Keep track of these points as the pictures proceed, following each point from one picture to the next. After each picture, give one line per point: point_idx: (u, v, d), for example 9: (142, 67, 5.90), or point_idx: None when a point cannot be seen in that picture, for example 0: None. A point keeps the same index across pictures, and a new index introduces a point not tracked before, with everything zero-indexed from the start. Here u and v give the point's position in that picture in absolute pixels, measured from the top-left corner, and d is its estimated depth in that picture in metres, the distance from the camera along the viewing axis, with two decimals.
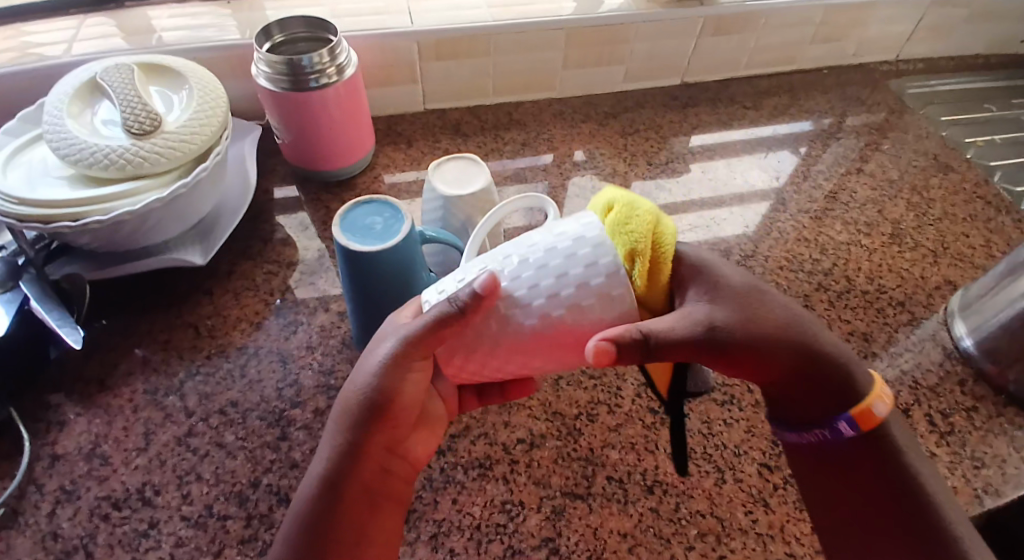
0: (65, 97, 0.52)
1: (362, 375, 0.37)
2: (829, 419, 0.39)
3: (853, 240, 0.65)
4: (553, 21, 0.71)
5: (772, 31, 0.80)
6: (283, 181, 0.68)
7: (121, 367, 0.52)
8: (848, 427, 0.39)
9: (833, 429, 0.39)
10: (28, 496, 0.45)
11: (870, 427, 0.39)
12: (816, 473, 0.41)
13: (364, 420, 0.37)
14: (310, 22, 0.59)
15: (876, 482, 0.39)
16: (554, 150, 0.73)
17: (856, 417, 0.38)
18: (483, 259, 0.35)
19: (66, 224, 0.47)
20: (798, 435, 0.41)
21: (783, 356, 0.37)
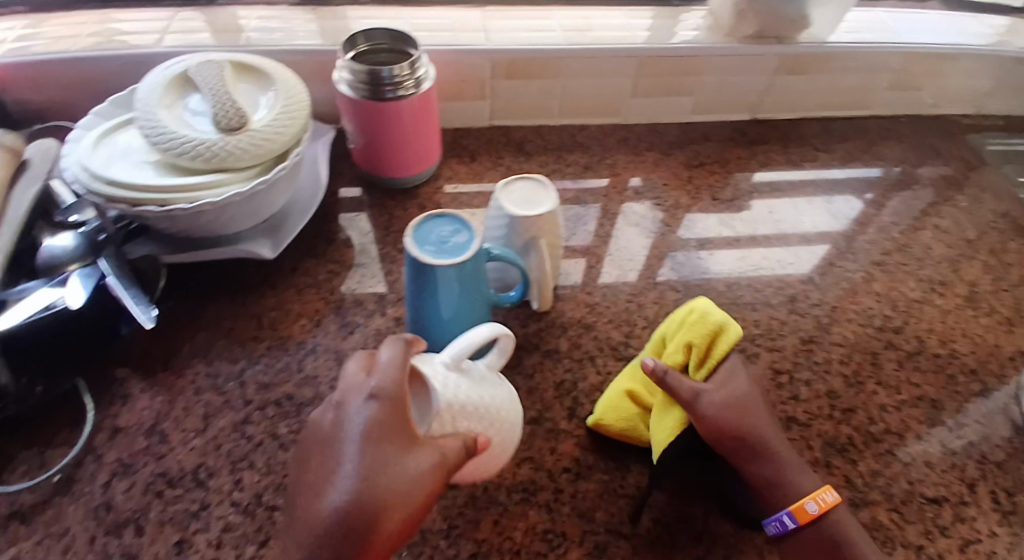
0: (160, 87, 0.54)
1: (373, 505, 0.33)
2: (773, 514, 0.41)
3: (923, 298, 0.62)
4: (628, 50, 0.71)
5: (849, 74, 0.79)
6: (350, 183, 0.69)
7: (185, 349, 0.54)
8: (788, 521, 0.40)
9: (777, 523, 0.40)
10: (86, 465, 0.46)
11: (810, 519, 0.40)
12: None
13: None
14: (393, 35, 0.61)
15: None
16: (616, 176, 0.73)
17: (796, 511, 0.40)
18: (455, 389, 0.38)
19: (152, 209, 0.49)
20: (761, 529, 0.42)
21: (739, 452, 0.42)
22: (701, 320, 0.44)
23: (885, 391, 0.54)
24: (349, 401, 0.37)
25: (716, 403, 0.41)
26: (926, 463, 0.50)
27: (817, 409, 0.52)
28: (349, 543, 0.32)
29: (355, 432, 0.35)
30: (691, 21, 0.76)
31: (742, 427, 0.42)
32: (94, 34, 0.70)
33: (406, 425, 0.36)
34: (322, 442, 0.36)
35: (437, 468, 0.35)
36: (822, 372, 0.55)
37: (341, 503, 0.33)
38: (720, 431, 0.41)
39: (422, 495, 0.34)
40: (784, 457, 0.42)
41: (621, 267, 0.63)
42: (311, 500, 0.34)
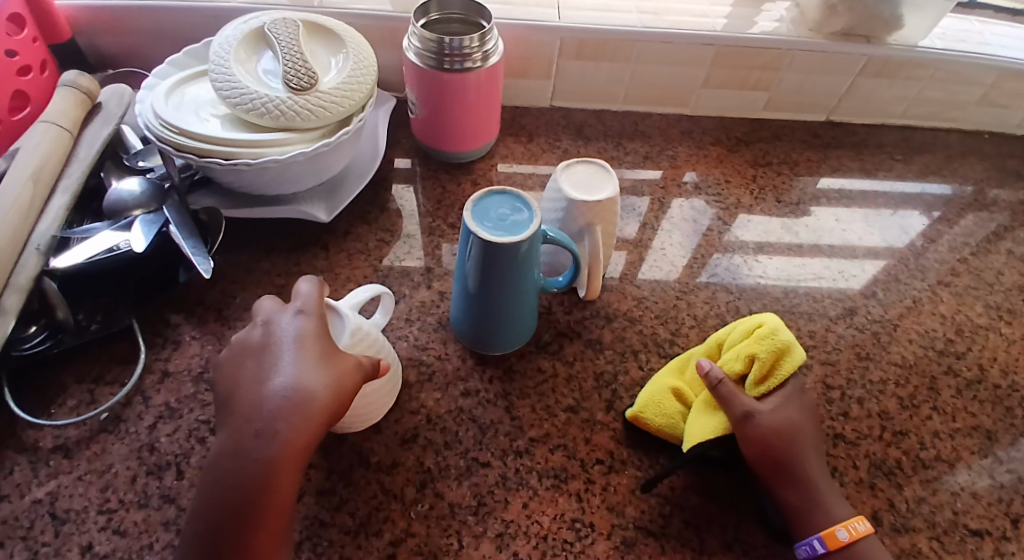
0: (235, 41, 0.55)
1: (311, 392, 0.36)
2: (803, 536, 0.41)
3: (990, 326, 0.59)
4: (705, 38, 0.69)
5: (936, 83, 0.74)
6: (406, 153, 0.69)
7: (236, 302, 0.55)
8: (817, 545, 0.40)
9: (807, 547, 0.40)
10: (133, 405, 0.48)
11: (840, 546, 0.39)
12: None
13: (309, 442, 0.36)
14: (467, 5, 0.60)
15: None
16: (676, 168, 0.71)
17: (826, 538, 0.40)
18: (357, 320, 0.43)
19: (218, 162, 0.50)
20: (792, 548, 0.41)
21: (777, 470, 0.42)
22: (770, 335, 0.44)
23: (941, 418, 0.52)
24: (276, 320, 0.40)
25: (769, 426, 0.42)
26: (972, 494, 0.48)
27: (866, 428, 0.50)
28: (292, 417, 0.36)
29: (285, 339, 0.39)
30: (774, 13, 0.73)
31: (789, 450, 0.42)
32: None
33: (328, 340, 0.40)
34: (252, 351, 0.39)
35: (357, 368, 0.39)
36: (875, 391, 0.53)
37: (282, 391, 0.36)
38: (764, 451, 0.41)
39: (348, 391, 0.38)
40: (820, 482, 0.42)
41: (673, 263, 0.61)
42: (249, 393, 0.37)
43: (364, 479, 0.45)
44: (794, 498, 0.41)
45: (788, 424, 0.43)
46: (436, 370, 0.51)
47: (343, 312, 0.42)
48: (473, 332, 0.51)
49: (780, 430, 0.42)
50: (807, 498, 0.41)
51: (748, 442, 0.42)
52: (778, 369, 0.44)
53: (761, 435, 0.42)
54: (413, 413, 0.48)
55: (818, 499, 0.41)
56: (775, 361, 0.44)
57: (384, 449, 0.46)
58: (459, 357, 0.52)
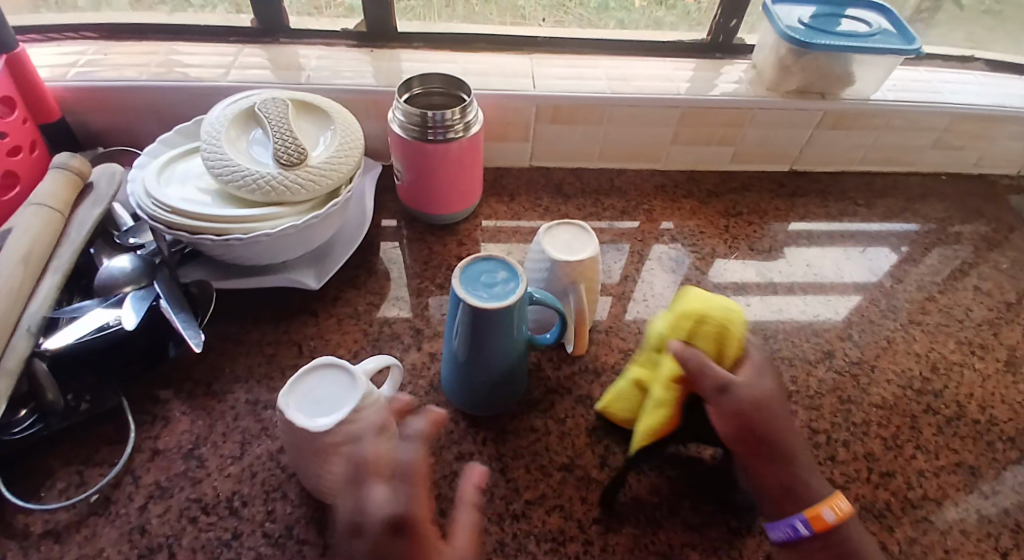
0: (226, 120, 0.57)
1: None
2: (786, 516, 0.41)
3: (964, 362, 0.61)
4: (671, 100, 0.73)
5: (891, 132, 0.79)
6: (392, 217, 0.72)
7: (227, 374, 0.55)
8: (801, 527, 0.40)
9: (790, 527, 0.40)
10: (123, 486, 0.47)
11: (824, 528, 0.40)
12: None
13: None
14: (447, 80, 0.64)
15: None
16: (651, 222, 0.74)
17: (809, 519, 0.40)
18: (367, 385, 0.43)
19: (210, 238, 0.52)
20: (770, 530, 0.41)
21: (752, 446, 0.41)
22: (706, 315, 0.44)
23: (925, 456, 0.53)
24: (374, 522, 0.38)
25: (742, 401, 0.41)
26: (962, 532, 0.49)
27: (854, 471, 0.51)
28: None
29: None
30: (733, 74, 0.78)
31: (769, 426, 0.41)
32: (160, 65, 0.73)
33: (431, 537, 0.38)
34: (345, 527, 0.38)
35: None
36: (859, 433, 0.54)
37: None
38: (743, 427, 0.41)
39: None
40: (798, 457, 0.42)
41: (656, 312, 0.63)
42: None
43: None
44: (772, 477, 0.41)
45: (760, 396, 0.42)
46: None
47: (355, 374, 0.43)
48: (463, 394, 0.51)
49: (756, 404, 0.41)
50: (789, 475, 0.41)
51: (721, 417, 0.42)
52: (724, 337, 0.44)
53: (733, 413, 0.41)
54: None
55: (799, 474, 0.41)
56: (723, 338, 0.44)
57: None
58: (451, 419, 0.53)
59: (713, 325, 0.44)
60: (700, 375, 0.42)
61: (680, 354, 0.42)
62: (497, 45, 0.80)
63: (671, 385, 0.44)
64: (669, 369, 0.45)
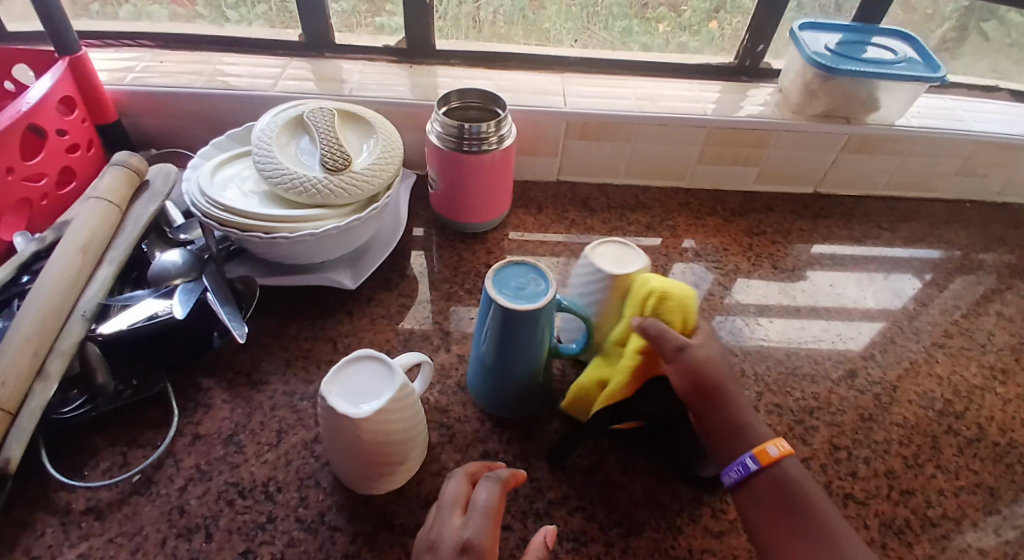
0: (275, 126, 0.61)
1: None
2: (737, 458, 0.44)
3: (986, 385, 0.62)
4: (697, 121, 0.75)
5: (915, 157, 0.80)
6: (424, 224, 0.74)
7: (264, 366, 0.58)
8: (750, 463, 0.43)
9: (741, 465, 0.43)
10: (165, 468, 0.50)
11: (769, 464, 0.43)
12: (755, 516, 0.42)
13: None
14: (484, 95, 0.67)
15: (796, 511, 0.41)
16: (674, 237, 0.76)
17: (756, 455, 0.43)
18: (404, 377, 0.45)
19: (258, 236, 0.54)
20: (725, 476, 0.44)
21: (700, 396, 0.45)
22: (656, 288, 0.48)
23: (945, 476, 0.54)
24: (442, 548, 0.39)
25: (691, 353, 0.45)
26: (982, 552, 0.49)
27: (875, 488, 0.52)
28: None
29: None
30: (758, 98, 0.80)
31: (714, 379, 0.45)
32: (211, 75, 0.78)
33: None
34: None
35: None
36: (879, 450, 0.55)
37: None
38: (696, 381, 0.45)
39: None
40: (739, 405, 0.45)
41: None
42: None
43: (388, 542, 0.46)
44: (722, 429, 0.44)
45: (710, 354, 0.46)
46: (455, 432, 0.53)
47: (391, 365, 0.45)
48: (490, 395, 0.53)
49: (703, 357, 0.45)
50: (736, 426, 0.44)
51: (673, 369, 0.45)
52: (670, 307, 0.48)
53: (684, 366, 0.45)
54: (435, 475, 0.50)
55: (745, 421, 0.45)
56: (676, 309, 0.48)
57: (406, 511, 0.48)
58: (478, 418, 0.55)
59: (655, 297, 0.48)
60: (660, 337, 0.46)
61: (643, 323, 0.46)
62: (529, 64, 0.83)
63: (634, 354, 0.47)
64: (632, 342, 0.48)
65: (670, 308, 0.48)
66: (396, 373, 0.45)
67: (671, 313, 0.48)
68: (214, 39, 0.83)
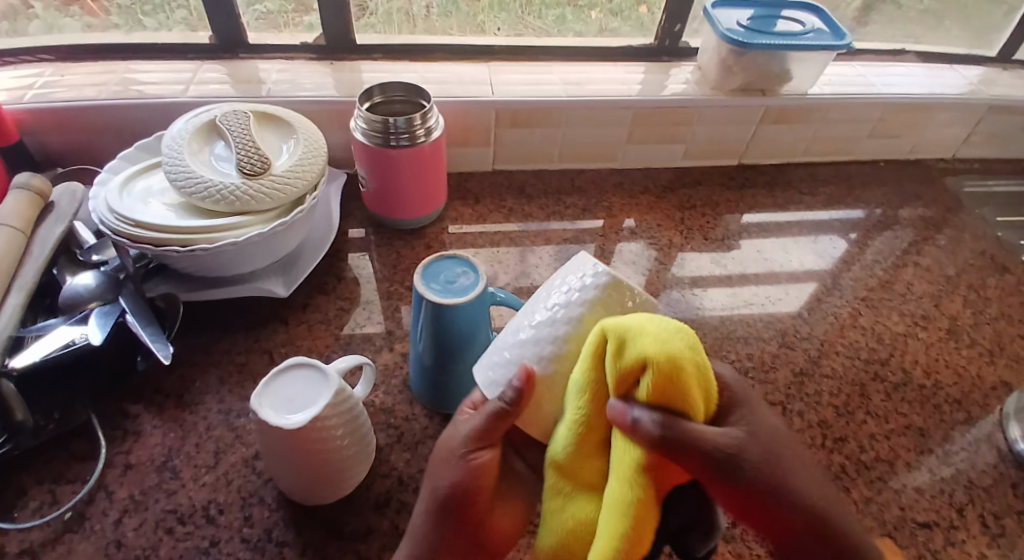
0: (186, 134, 0.58)
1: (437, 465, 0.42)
2: None
3: (909, 332, 0.65)
4: (624, 101, 0.76)
5: (831, 123, 0.84)
6: (358, 225, 0.73)
7: (197, 385, 0.55)
8: None
9: None
10: (96, 502, 0.47)
11: None
12: None
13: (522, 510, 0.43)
14: (407, 88, 0.65)
15: None
16: (610, 218, 0.77)
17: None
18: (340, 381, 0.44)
19: (175, 249, 0.52)
20: None
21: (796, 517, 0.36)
22: (647, 358, 0.33)
23: (876, 421, 0.56)
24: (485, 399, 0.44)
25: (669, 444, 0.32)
26: (916, 490, 0.51)
27: (811, 439, 0.54)
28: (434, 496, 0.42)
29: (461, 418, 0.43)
30: (681, 76, 0.82)
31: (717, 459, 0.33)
32: (116, 84, 0.73)
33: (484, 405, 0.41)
34: (445, 458, 0.40)
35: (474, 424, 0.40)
36: (814, 403, 0.57)
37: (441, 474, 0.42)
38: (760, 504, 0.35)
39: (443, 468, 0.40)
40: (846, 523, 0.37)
41: None
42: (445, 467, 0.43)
43: (339, 551, 0.45)
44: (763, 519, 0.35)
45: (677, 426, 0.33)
46: (403, 431, 0.53)
47: (326, 370, 0.44)
48: (435, 392, 0.53)
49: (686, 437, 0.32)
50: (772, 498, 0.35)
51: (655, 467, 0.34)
52: (682, 383, 0.33)
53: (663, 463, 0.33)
54: (384, 477, 0.49)
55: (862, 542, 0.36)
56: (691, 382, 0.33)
57: (357, 517, 0.47)
58: (425, 416, 0.54)
59: (652, 375, 0.33)
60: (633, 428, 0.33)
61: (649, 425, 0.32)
62: (455, 54, 0.82)
63: (637, 482, 0.33)
64: (622, 454, 0.34)
65: (686, 377, 0.33)
66: (330, 378, 0.44)
67: (687, 386, 0.33)
68: (118, 47, 0.78)
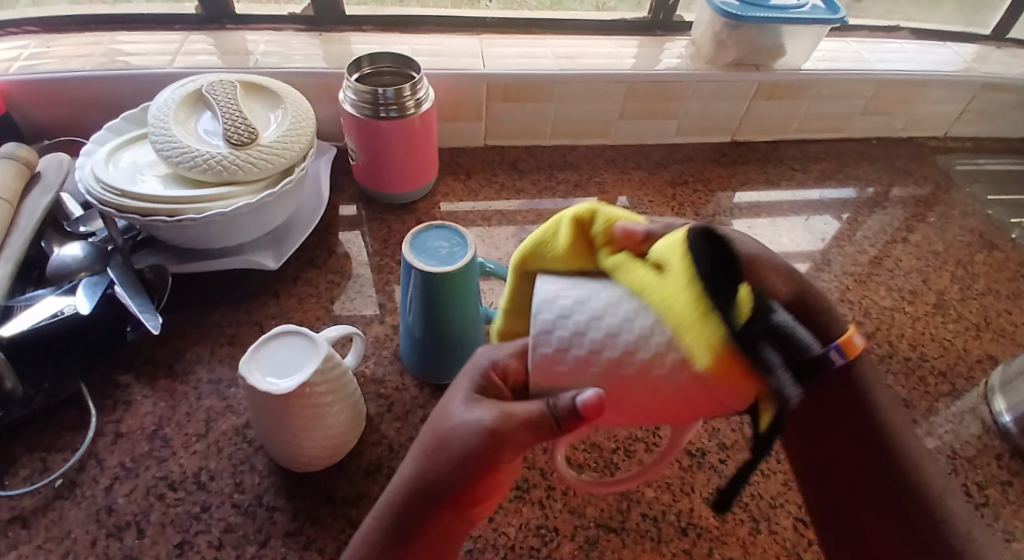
0: (173, 104, 0.57)
1: (444, 427, 0.33)
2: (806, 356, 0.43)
3: (896, 306, 0.66)
4: (617, 76, 0.76)
5: (823, 100, 0.83)
6: (348, 199, 0.72)
7: (187, 356, 0.55)
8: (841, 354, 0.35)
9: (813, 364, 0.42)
10: (88, 469, 0.47)
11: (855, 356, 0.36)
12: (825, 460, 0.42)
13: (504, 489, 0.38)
14: (397, 59, 0.65)
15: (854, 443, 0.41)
16: (603, 194, 0.77)
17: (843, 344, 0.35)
18: (330, 349, 0.44)
19: (162, 219, 0.52)
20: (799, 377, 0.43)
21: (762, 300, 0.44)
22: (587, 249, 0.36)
23: None
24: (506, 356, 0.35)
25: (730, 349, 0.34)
26: None
27: None
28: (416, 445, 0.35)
29: (474, 368, 0.35)
30: (675, 50, 0.81)
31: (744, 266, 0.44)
32: (99, 55, 0.72)
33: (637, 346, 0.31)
34: (441, 451, 0.33)
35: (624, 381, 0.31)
36: None
37: (450, 425, 0.33)
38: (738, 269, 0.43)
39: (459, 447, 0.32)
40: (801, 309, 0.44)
41: None
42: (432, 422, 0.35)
43: (331, 515, 0.46)
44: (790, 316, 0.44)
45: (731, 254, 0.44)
46: (393, 401, 0.53)
47: (315, 338, 0.44)
48: (425, 362, 0.53)
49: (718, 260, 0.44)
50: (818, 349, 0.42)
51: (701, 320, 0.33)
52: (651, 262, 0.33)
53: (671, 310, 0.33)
54: (374, 445, 0.50)
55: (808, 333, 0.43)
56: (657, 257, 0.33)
57: (347, 483, 0.48)
58: (415, 387, 0.54)
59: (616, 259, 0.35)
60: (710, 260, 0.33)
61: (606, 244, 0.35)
62: (445, 27, 0.81)
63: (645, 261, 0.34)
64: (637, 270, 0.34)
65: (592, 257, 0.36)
66: (320, 347, 0.44)
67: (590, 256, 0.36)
68: (99, 16, 0.77)
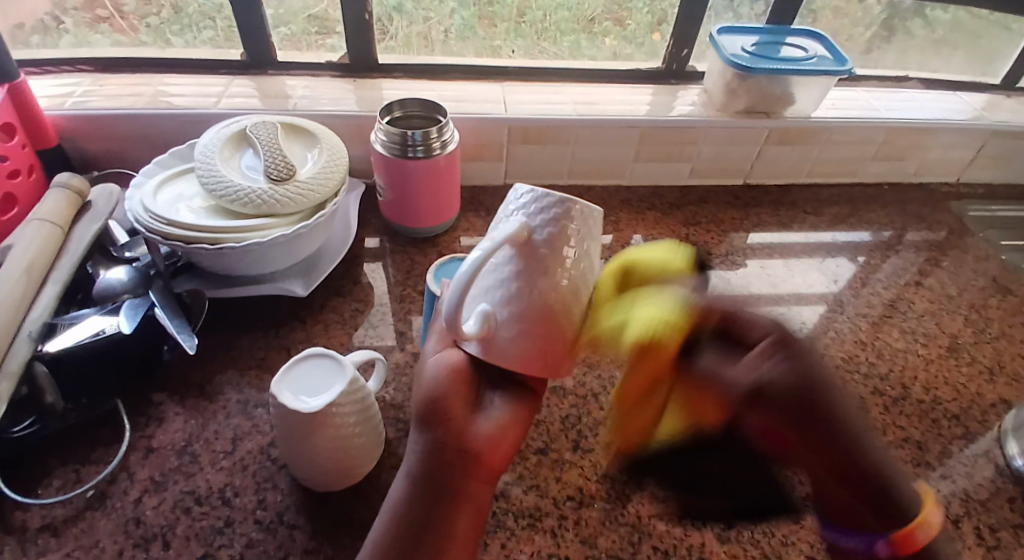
0: (218, 142, 0.62)
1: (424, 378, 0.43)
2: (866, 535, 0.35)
3: (909, 348, 0.67)
4: (633, 121, 0.79)
5: (833, 146, 0.86)
6: (374, 232, 0.76)
7: (218, 377, 0.58)
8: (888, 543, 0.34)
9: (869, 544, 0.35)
10: (118, 482, 0.50)
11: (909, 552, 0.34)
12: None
13: (501, 463, 0.42)
14: (426, 104, 0.69)
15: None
16: (618, 232, 0.79)
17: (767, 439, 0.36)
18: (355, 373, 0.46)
19: (205, 247, 0.55)
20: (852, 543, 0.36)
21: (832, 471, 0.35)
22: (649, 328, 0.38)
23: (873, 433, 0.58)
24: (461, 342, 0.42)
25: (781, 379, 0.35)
26: None
27: None
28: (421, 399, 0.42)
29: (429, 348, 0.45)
30: (687, 98, 0.85)
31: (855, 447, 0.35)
32: (149, 95, 0.78)
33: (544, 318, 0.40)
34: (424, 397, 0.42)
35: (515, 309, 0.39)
36: None
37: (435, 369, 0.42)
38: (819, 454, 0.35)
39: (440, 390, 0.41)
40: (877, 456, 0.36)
41: None
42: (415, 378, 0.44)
43: (347, 534, 0.47)
44: (857, 491, 0.35)
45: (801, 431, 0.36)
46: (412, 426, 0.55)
47: (343, 361, 0.47)
48: None
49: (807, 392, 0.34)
50: (882, 474, 0.35)
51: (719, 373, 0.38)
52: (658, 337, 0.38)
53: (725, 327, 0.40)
54: (392, 468, 0.52)
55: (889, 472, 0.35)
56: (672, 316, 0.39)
57: (365, 504, 0.49)
58: None
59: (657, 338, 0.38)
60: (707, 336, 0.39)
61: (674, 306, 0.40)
62: (471, 74, 0.86)
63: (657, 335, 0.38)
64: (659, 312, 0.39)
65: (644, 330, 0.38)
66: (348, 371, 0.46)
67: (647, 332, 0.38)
68: (151, 59, 0.83)
